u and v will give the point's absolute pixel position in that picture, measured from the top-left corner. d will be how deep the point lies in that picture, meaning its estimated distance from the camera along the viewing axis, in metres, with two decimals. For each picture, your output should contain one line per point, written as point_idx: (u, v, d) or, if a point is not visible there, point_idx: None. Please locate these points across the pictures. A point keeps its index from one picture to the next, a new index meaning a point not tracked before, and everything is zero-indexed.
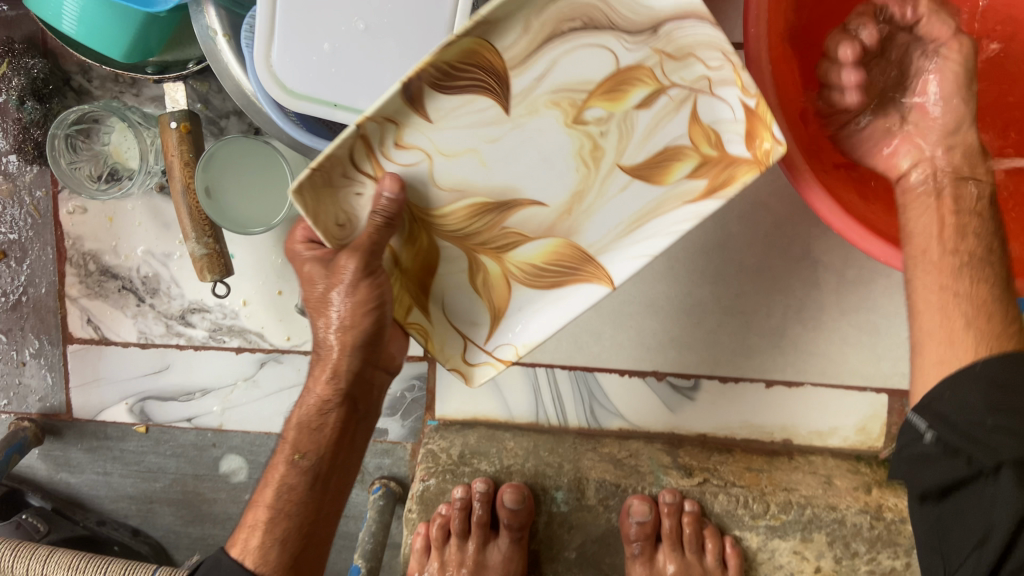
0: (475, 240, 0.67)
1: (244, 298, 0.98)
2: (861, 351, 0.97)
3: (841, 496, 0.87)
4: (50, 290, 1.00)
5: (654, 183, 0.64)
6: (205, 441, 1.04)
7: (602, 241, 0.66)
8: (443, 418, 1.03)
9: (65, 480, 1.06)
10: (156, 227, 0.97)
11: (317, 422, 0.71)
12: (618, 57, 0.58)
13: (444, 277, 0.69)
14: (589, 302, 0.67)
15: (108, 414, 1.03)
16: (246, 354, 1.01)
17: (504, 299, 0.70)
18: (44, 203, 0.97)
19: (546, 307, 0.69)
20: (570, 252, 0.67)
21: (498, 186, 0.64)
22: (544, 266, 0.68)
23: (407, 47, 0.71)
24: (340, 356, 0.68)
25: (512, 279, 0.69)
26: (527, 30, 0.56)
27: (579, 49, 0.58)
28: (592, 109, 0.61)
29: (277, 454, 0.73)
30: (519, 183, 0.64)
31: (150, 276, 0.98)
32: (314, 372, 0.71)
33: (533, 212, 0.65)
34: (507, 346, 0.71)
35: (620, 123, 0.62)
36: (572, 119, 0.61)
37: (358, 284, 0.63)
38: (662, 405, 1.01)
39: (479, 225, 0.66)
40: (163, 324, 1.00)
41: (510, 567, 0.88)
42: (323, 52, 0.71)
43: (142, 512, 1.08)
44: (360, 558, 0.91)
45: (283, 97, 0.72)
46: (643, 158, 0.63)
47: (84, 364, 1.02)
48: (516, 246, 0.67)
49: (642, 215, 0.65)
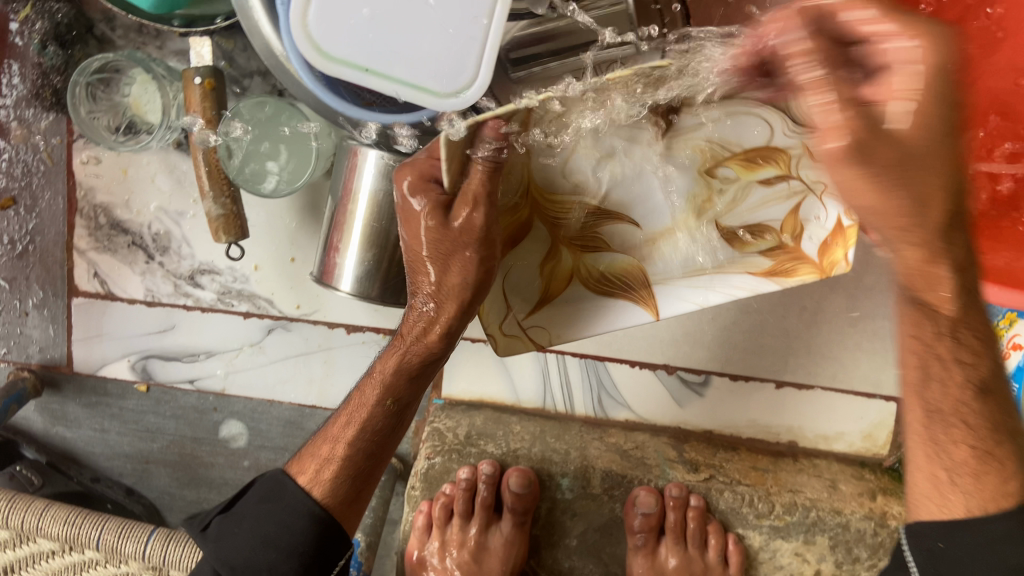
0: (569, 231, 0.74)
1: (255, 263, 0.97)
2: (873, 358, 0.97)
3: (846, 500, 0.87)
4: (58, 241, 0.98)
5: (732, 246, 0.73)
6: (206, 404, 1.02)
7: (665, 275, 0.74)
8: (449, 397, 1.02)
9: (61, 434, 1.04)
10: (171, 184, 0.95)
11: (417, 370, 0.74)
12: (772, 135, 0.68)
13: (521, 250, 0.75)
14: (630, 322, 0.75)
15: (109, 370, 1.01)
16: (254, 320, 1.00)
17: (558, 290, 0.76)
18: (58, 151, 0.95)
19: (590, 309, 0.76)
20: (636, 275, 0.75)
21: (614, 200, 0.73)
22: (610, 276, 0.75)
23: (448, 17, 0.69)
24: (451, 315, 0.71)
25: (576, 278, 0.76)
26: (722, 79, 0.63)
27: (736, 116, 0.68)
28: (727, 168, 0.71)
29: (361, 394, 0.76)
30: (631, 204, 0.74)
31: (161, 233, 0.97)
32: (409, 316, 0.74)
33: (629, 230, 0.74)
34: (540, 330, 0.78)
35: (737, 189, 0.72)
36: (704, 168, 0.72)
37: (473, 259, 0.68)
38: (670, 398, 1.00)
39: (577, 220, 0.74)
40: (172, 283, 0.98)
41: (512, 551, 0.87)
42: (362, 17, 0.69)
43: (138, 472, 1.06)
44: (360, 532, 0.90)
45: (316, 60, 0.70)
46: (738, 224, 0.73)
47: (88, 318, 1.00)
48: (599, 251, 0.75)
49: (706, 270, 0.74)
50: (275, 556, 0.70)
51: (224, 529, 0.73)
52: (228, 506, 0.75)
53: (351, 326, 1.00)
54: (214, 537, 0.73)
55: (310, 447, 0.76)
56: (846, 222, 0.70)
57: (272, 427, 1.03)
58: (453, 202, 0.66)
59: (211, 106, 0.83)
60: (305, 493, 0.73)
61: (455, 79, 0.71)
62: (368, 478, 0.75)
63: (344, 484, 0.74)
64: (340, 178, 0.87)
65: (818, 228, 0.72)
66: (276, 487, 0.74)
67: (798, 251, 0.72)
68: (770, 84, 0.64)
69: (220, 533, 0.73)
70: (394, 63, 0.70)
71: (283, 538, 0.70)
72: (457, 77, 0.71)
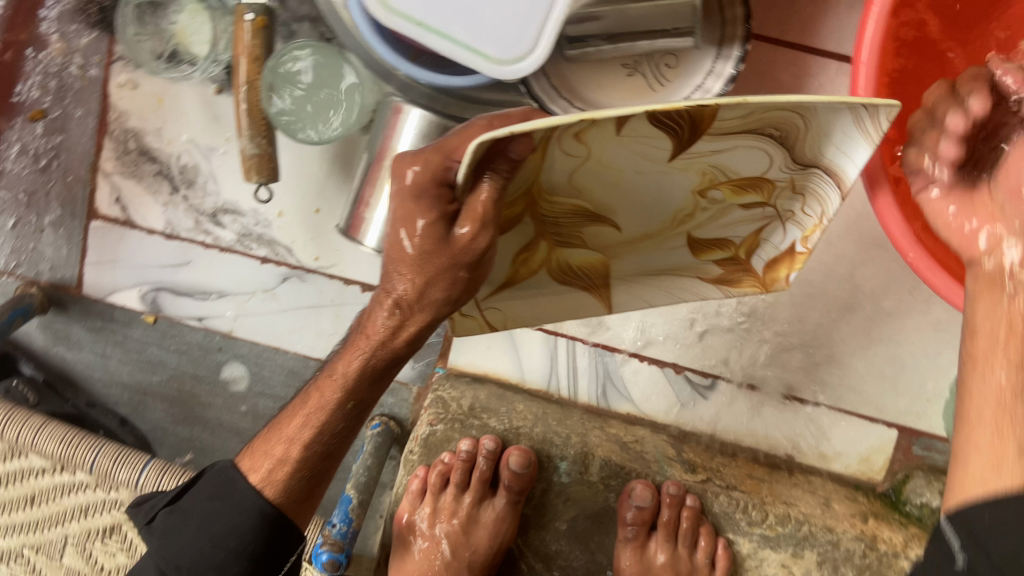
0: (552, 228, 0.70)
1: (280, 209, 0.97)
2: (881, 382, 0.97)
3: (838, 519, 0.88)
4: (84, 161, 0.97)
5: (693, 252, 0.74)
6: (211, 343, 1.02)
7: (627, 272, 0.78)
8: (453, 368, 1.02)
9: (60, 356, 1.03)
10: (205, 118, 0.94)
11: (379, 374, 0.66)
12: (769, 168, 0.63)
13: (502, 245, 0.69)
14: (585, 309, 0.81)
15: (118, 296, 1.01)
16: (270, 266, 0.99)
17: (524, 274, 0.75)
18: (95, 70, 0.94)
19: (548, 294, 0.79)
20: (597, 269, 0.77)
21: (604, 203, 0.68)
22: (576, 267, 0.76)
23: None
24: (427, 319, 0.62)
25: (546, 267, 0.75)
26: (747, 117, 0.56)
27: (744, 148, 0.61)
28: (716, 190, 0.66)
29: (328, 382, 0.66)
30: (617, 207, 0.69)
31: (189, 166, 0.96)
32: (376, 307, 0.63)
33: (605, 230, 0.72)
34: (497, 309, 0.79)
35: (719, 209, 0.69)
36: (699, 187, 0.66)
37: (467, 257, 0.58)
38: (674, 398, 1.00)
39: (566, 221, 0.69)
40: (193, 219, 0.98)
41: (502, 527, 0.86)
42: None
43: (134, 402, 1.04)
44: (353, 489, 0.89)
45: (377, 9, 0.69)
46: (706, 236, 0.72)
47: (104, 242, 0.99)
48: (573, 247, 0.73)
49: (662, 267, 0.77)
50: (222, 557, 0.67)
51: (168, 529, 0.70)
52: (176, 500, 0.72)
53: (367, 284, 0.99)
54: (161, 533, 0.70)
55: (269, 440, 0.69)
56: (801, 249, 0.70)
57: (275, 375, 1.02)
58: (458, 212, 0.57)
59: (259, 44, 0.83)
60: (254, 493, 0.67)
61: (513, 49, 0.70)
62: (325, 476, 0.69)
63: (297, 484, 0.67)
64: (379, 132, 0.87)
65: (774, 247, 0.72)
66: (223, 483, 0.69)
67: (748, 265, 0.75)
68: (785, 125, 0.57)
69: (165, 528, 0.70)
70: (453, 27, 0.70)
71: (224, 543, 0.67)
72: (514, 48, 0.70)
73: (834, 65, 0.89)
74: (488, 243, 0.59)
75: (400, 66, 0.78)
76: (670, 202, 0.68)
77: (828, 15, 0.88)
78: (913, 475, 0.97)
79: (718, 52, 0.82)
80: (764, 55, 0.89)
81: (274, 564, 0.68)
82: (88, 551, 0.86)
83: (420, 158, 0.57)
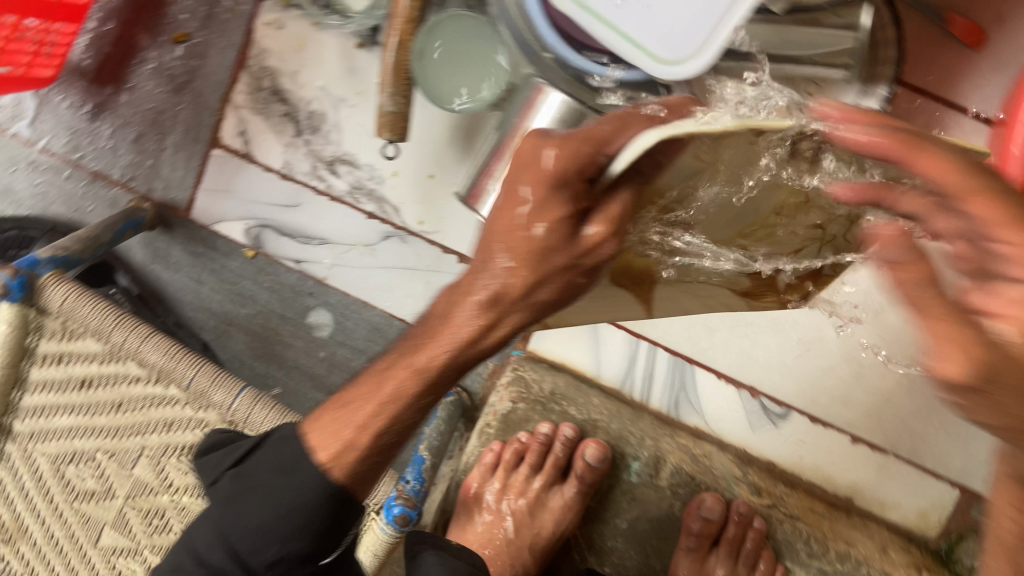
0: (653, 254, 0.61)
1: (395, 169, 0.99)
2: (952, 441, 0.98)
3: (895, 566, 0.88)
4: (217, 90, 1.00)
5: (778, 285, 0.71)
6: (303, 287, 1.04)
7: (715, 295, 0.74)
8: (532, 352, 1.03)
9: (156, 273, 1.05)
10: (342, 69, 0.96)
11: (465, 365, 0.58)
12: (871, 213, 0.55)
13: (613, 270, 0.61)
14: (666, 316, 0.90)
15: (224, 226, 1.03)
16: (375, 222, 1.01)
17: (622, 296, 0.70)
18: (247, 5, 0.97)
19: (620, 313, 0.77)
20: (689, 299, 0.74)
21: (726, 228, 0.58)
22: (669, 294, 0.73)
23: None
24: (527, 314, 0.55)
25: (638, 292, 0.69)
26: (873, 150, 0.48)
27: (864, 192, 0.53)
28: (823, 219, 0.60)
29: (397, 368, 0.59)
30: (740, 233, 0.60)
31: (317, 113, 0.98)
32: (438, 322, 0.58)
33: (708, 267, 0.64)
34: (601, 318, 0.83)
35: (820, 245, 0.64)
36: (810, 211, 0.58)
37: (584, 254, 0.52)
38: (745, 420, 1.01)
39: (659, 251, 0.60)
40: (311, 164, 1.00)
41: (568, 515, 0.88)
42: None
43: (218, 330, 1.06)
44: (426, 451, 0.91)
45: None
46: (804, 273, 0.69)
47: (220, 172, 1.02)
48: (663, 282, 0.67)
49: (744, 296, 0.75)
50: (287, 528, 0.59)
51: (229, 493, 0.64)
52: (242, 461, 0.65)
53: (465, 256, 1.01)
54: (222, 500, 0.63)
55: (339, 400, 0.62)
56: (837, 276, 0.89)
57: (358, 328, 1.04)
58: (592, 215, 0.51)
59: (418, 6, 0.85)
60: (318, 469, 0.59)
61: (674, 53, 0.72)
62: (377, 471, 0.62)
63: (366, 464, 0.60)
64: (516, 111, 0.88)
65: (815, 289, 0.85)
66: (284, 445, 0.62)
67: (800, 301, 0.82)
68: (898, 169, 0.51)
69: (226, 493, 0.63)
70: (622, 20, 0.72)
71: (292, 518, 0.59)
72: (676, 52, 0.72)
73: (966, 123, 0.90)
74: (611, 253, 0.53)
75: (556, 49, 0.80)
76: (775, 237, 0.61)
77: (969, 73, 0.89)
78: (967, 538, 0.97)
79: (861, 89, 0.83)
80: (899, 101, 0.90)
81: (335, 535, 0.61)
82: (161, 466, 0.87)
83: (560, 141, 0.51)
